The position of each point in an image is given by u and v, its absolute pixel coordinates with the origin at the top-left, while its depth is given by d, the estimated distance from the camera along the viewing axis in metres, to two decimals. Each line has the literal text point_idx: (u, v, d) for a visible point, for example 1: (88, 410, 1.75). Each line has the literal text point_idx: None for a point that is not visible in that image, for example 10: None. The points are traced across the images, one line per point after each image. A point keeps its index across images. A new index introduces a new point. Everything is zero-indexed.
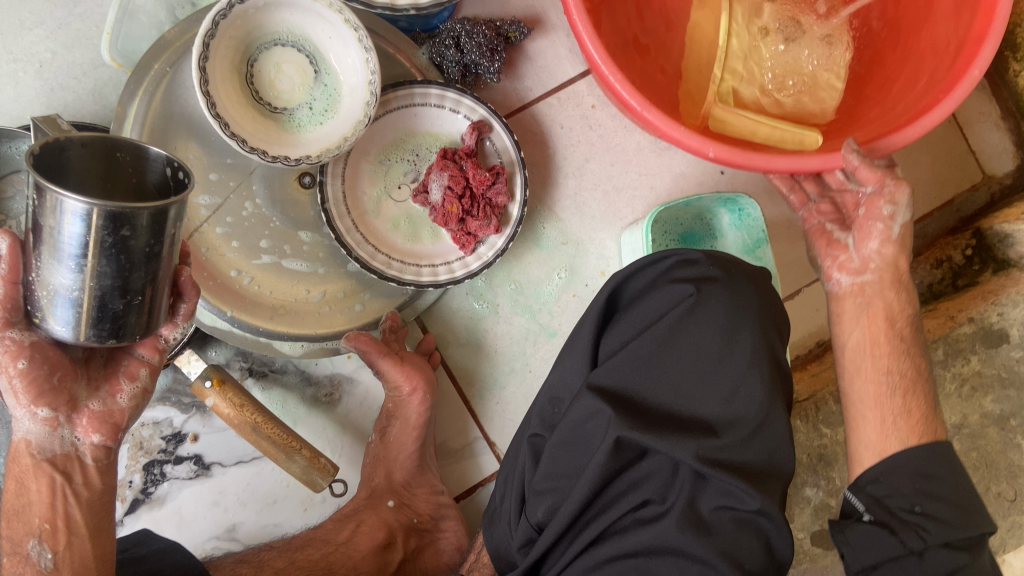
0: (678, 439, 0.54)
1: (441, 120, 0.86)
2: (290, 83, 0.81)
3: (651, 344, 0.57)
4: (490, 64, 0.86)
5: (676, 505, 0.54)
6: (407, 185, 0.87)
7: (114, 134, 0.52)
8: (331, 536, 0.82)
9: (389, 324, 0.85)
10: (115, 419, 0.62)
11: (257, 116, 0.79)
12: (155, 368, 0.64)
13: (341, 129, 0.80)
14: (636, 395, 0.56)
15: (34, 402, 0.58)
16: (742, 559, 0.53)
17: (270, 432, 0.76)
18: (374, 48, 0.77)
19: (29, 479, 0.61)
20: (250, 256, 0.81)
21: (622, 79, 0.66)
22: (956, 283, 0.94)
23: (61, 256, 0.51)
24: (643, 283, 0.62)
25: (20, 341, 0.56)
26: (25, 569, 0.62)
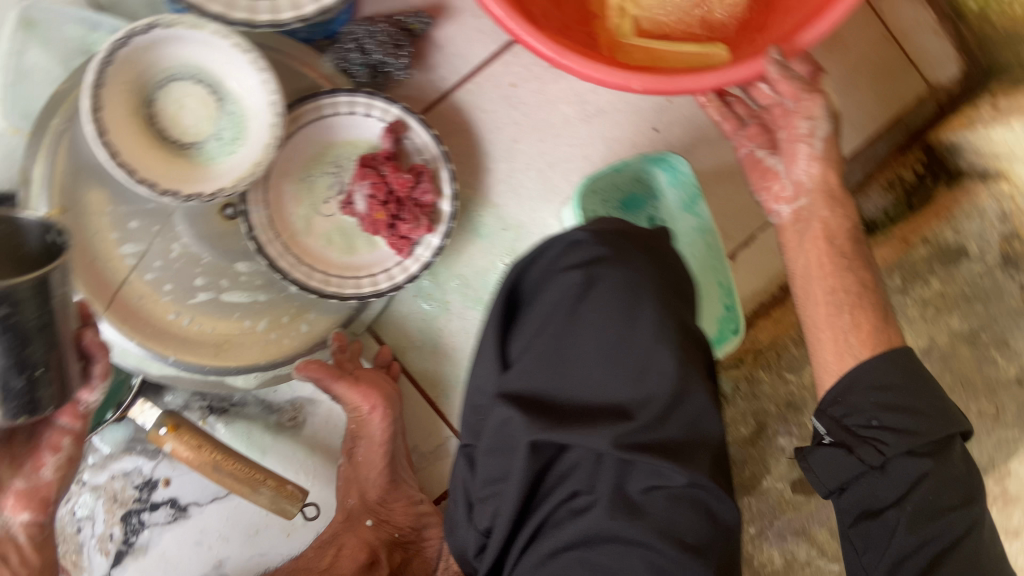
0: (594, 431, 0.54)
1: (357, 126, 0.84)
2: (194, 116, 0.79)
3: (553, 338, 0.57)
4: (397, 62, 0.85)
5: (604, 495, 0.54)
6: (333, 198, 0.85)
7: None
8: (312, 565, 0.83)
9: (337, 345, 0.85)
10: (41, 493, 0.64)
11: (167, 155, 0.78)
12: (80, 435, 0.63)
13: (252, 155, 0.79)
14: (548, 392, 0.56)
15: None
16: (682, 534, 0.54)
17: (231, 468, 0.77)
18: (270, 68, 0.76)
19: None
20: (185, 297, 0.81)
21: (532, 32, 0.63)
22: (911, 204, 0.90)
23: None
24: (539, 273, 0.61)
25: None
26: None
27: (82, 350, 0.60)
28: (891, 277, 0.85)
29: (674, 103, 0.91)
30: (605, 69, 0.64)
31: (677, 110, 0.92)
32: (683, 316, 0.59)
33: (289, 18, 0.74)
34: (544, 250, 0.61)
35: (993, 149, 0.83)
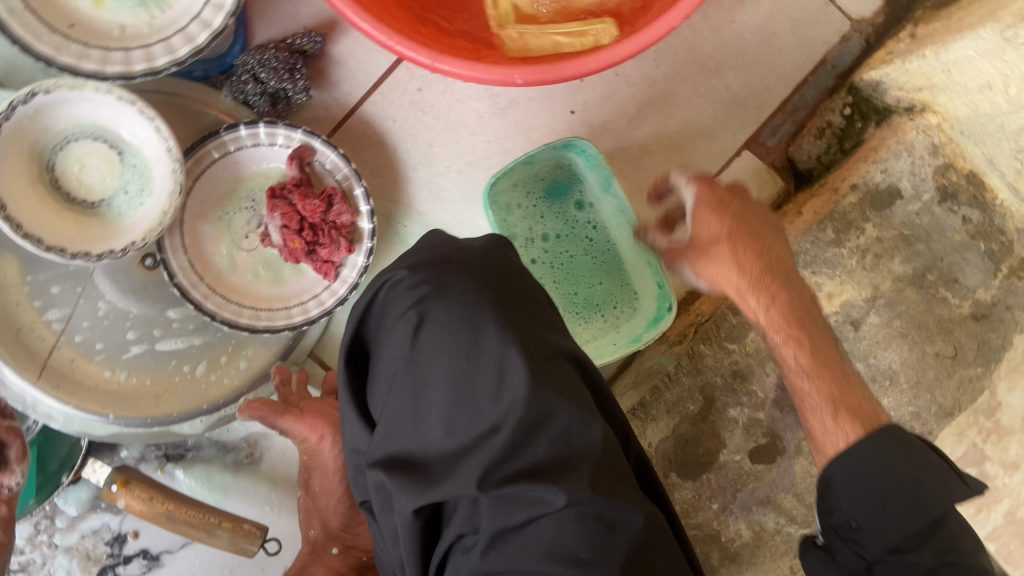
0: (460, 477, 0.56)
1: (266, 157, 0.84)
2: (98, 172, 0.79)
3: (401, 388, 0.60)
4: (295, 86, 0.83)
5: (485, 533, 0.55)
6: (253, 232, 0.85)
7: None
8: None
9: (280, 379, 0.83)
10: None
11: (77, 218, 0.78)
12: (6, 518, 0.72)
13: (159, 204, 0.78)
14: (410, 441, 0.58)
15: None
16: (574, 552, 0.54)
17: (186, 515, 0.77)
18: (158, 116, 0.75)
19: None
20: (119, 352, 0.81)
21: (402, 40, 0.60)
22: (845, 148, 0.89)
23: None
24: (378, 324, 0.64)
25: None
26: None
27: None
28: (822, 231, 0.83)
29: (586, 82, 0.89)
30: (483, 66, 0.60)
31: (591, 88, 0.89)
32: (523, 323, 0.61)
33: (164, 66, 0.73)
34: (377, 303, 0.65)
35: (914, 83, 0.78)
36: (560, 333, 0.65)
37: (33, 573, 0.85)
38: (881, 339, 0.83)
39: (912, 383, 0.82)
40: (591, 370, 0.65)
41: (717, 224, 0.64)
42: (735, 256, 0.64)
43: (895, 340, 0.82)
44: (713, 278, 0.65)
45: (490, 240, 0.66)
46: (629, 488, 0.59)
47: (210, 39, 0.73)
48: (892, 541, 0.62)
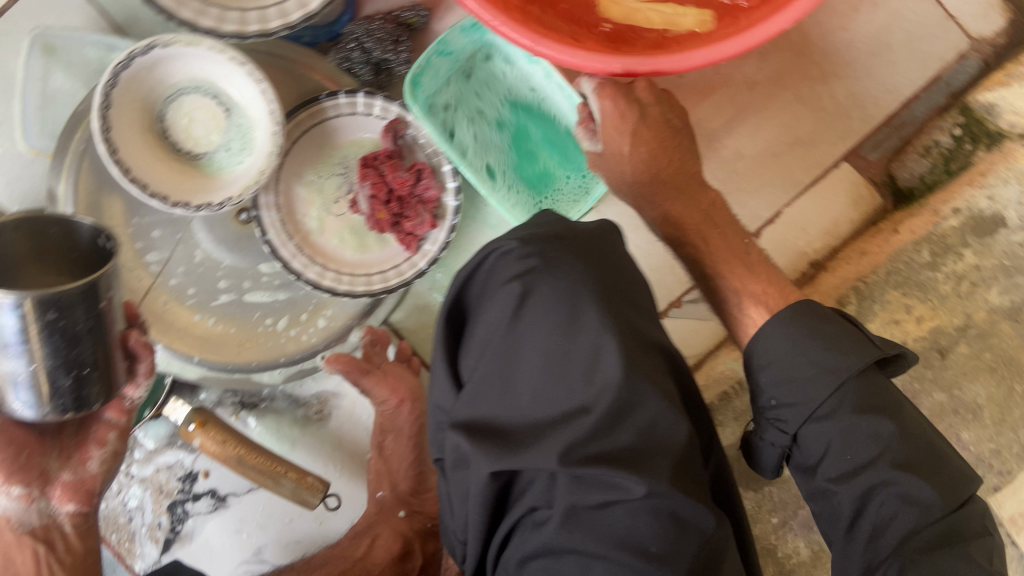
0: (543, 451, 0.54)
1: (363, 126, 0.87)
2: (205, 127, 0.83)
3: (495, 356, 0.58)
4: (398, 57, 0.86)
5: (559, 510, 0.55)
6: (343, 198, 0.88)
7: (37, 213, 0.62)
8: (348, 553, 0.85)
9: (370, 338, 0.88)
10: (87, 486, 0.69)
11: (181, 168, 0.82)
12: (124, 430, 0.69)
13: (256, 164, 0.81)
14: (498, 411, 0.57)
15: (8, 482, 0.64)
16: (646, 544, 0.53)
17: (254, 461, 0.80)
18: (266, 79, 0.78)
19: (14, 552, 0.68)
20: (209, 298, 0.85)
21: (507, 22, 0.56)
22: (949, 170, 0.86)
23: (5, 348, 0.57)
24: (478, 286, 0.62)
25: None
26: None
27: (130, 351, 0.67)
28: (918, 252, 0.84)
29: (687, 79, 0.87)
30: (585, 53, 0.57)
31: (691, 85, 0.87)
32: (622, 311, 0.59)
33: (277, 29, 0.76)
34: (480, 263, 0.62)
35: None
36: (654, 324, 0.63)
37: (109, 499, 0.89)
38: (969, 370, 0.84)
39: (997, 420, 0.83)
40: (679, 365, 0.64)
41: (633, 138, 0.69)
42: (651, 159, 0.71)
43: (982, 372, 0.83)
44: (648, 189, 0.73)
45: (601, 224, 0.65)
46: (702, 489, 0.57)
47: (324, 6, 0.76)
48: (811, 407, 0.62)
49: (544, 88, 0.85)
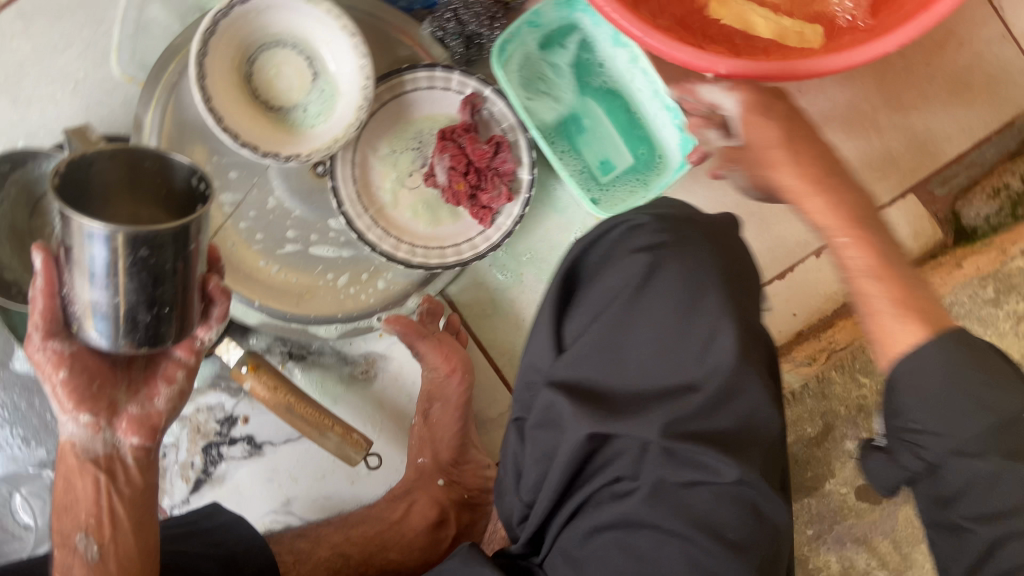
0: (645, 421, 0.56)
1: (441, 101, 0.88)
2: (289, 83, 0.83)
3: (609, 322, 0.59)
4: (491, 33, 0.86)
5: (645, 483, 0.56)
6: (417, 171, 0.88)
7: (134, 148, 0.62)
8: (385, 514, 0.85)
9: (426, 307, 0.88)
10: (152, 422, 0.68)
11: (261, 115, 0.82)
12: (191, 369, 0.69)
13: (332, 132, 0.82)
14: (603, 377, 0.59)
15: (77, 408, 0.65)
16: (723, 529, 0.55)
17: (303, 411, 0.81)
18: (368, 54, 0.80)
19: (75, 478, 0.67)
20: (275, 246, 0.85)
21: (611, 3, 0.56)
22: (1015, 213, 0.89)
23: (92, 277, 0.57)
24: (600, 255, 0.64)
25: (60, 351, 0.63)
26: (73, 560, 0.67)
27: (206, 294, 0.66)
28: (984, 288, 0.89)
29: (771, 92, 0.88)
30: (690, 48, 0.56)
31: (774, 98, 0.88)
32: (742, 306, 0.61)
33: None
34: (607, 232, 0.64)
35: None
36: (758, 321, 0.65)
37: None
38: None
39: None
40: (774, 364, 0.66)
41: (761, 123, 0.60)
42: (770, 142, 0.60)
43: None
44: (778, 182, 0.61)
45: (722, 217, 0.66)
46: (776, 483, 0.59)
47: None
48: (958, 439, 0.54)
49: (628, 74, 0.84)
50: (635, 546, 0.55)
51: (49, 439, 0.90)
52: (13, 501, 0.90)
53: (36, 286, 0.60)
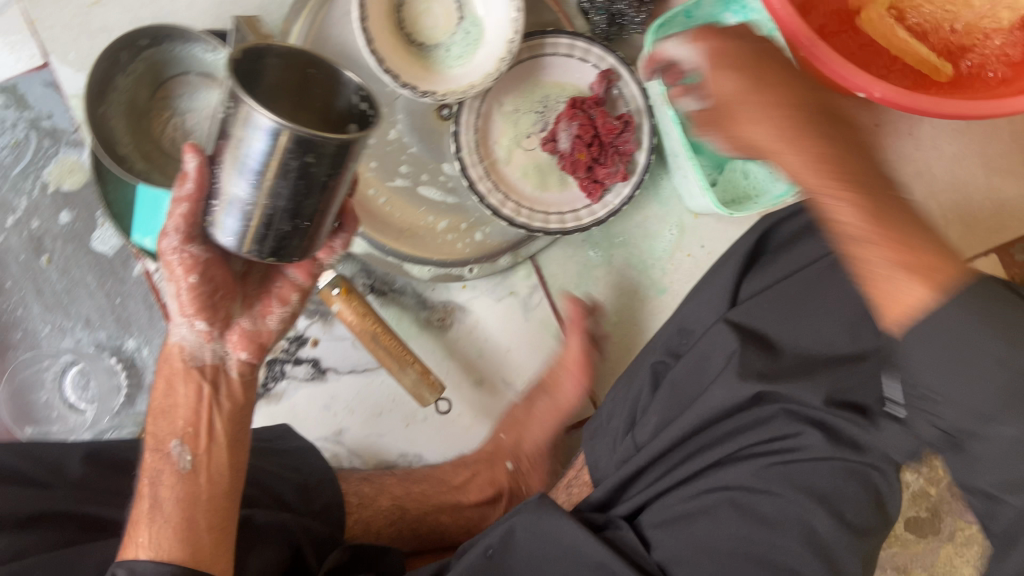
0: (812, 384, 0.62)
1: (572, 71, 0.89)
2: (435, 22, 0.84)
3: (796, 287, 0.66)
4: (637, 16, 0.86)
5: (783, 448, 0.61)
6: (535, 135, 0.90)
7: (309, 52, 0.54)
8: (447, 477, 0.89)
9: (570, 312, 0.88)
10: (261, 340, 0.67)
11: (404, 45, 0.82)
12: (305, 292, 0.68)
13: (471, 77, 0.83)
14: (768, 334, 0.66)
15: (196, 314, 0.62)
16: (842, 506, 0.59)
17: (388, 343, 0.81)
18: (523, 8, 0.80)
19: (177, 381, 0.63)
20: (386, 178, 0.86)
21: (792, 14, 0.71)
22: None
23: (242, 170, 0.50)
24: (793, 227, 0.71)
25: (195, 256, 0.58)
26: (161, 469, 0.61)
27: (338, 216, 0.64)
28: None
29: (882, 129, 0.94)
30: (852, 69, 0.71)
31: (883, 136, 0.94)
32: None
33: None
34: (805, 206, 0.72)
35: None
36: None
37: None
38: None
39: None
40: None
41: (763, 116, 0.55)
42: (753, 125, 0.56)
43: None
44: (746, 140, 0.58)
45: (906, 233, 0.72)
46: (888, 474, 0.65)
47: None
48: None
49: None
50: (749, 504, 0.61)
51: (110, 323, 0.88)
52: (63, 377, 0.88)
53: (183, 188, 0.54)
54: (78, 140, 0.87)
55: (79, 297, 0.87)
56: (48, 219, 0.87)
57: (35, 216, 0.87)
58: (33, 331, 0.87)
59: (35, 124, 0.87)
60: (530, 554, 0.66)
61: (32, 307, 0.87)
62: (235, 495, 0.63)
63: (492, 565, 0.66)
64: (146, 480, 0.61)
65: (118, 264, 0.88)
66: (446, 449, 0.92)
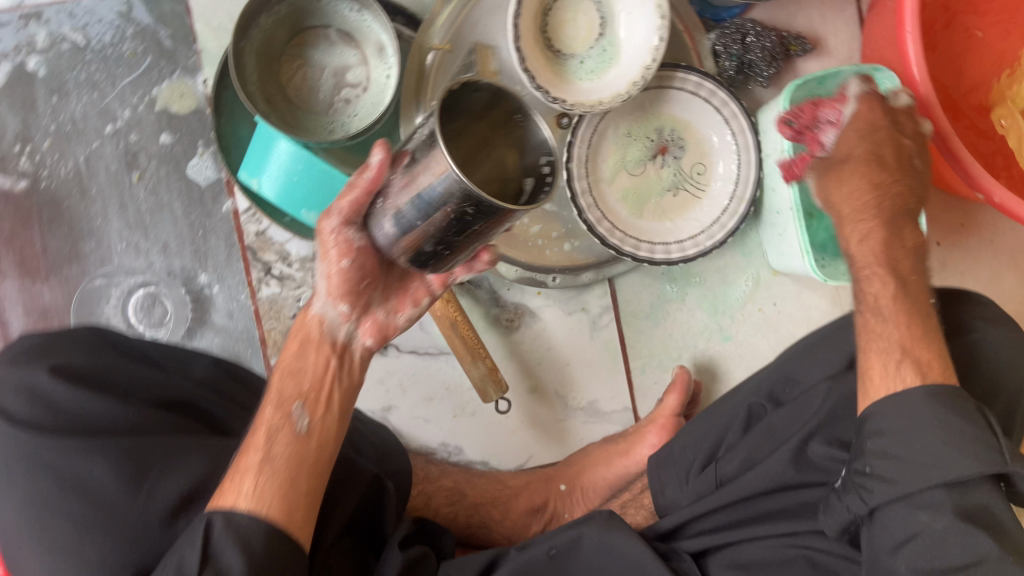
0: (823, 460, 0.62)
1: (693, 109, 0.89)
2: (576, 33, 0.85)
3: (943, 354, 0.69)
4: (766, 69, 0.89)
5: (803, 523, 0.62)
6: (643, 163, 0.90)
7: (517, 98, 0.52)
8: (506, 480, 0.87)
9: (677, 379, 0.89)
10: (388, 333, 0.64)
11: (543, 50, 0.83)
12: (436, 298, 0.65)
13: (598, 94, 0.83)
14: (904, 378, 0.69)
15: (338, 297, 0.60)
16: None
17: (466, 333, 0.81)
18: (666, 37, 0.79)
19: (308, 349, 0.60)
20: None
21: (936, 105, 0.76)
22: None
23: (415, 194, 0.50)
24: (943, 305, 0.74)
25: (351, 242, 0.57)
26: (278, 431, 0.57)
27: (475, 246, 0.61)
28: None
29: (966, 231, 0.96)
30: (981, 168, 0.75)
31: (965, 237, 0.96)
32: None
33: None
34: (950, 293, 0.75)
35: None
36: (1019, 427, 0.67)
37: (284, 288, 0.87)
38: None
39: None
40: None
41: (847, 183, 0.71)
42: (862, 220, 0.70)
43: None
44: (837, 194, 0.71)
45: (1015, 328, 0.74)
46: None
47: None
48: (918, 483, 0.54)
49: None
50: (826, 567, 0.59)
51: (187, 254, 0.87)
52: (128, 298, 0.87)
53: (363, 177, 0.54)
54: (195, 65, 0.86)
55: (162, 221, 0.87)
56: (147, 136, 0.86)
57: (134, 130, 0.86)
58: (107, 245, 0.87)
59: (156, 39, 0.86)
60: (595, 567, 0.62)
61: (112, 221, 0.87)
62: (329, 455, 0.58)
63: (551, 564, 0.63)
64: (259, 438, 0.56)
65: (209, 196, 0.87)
66: (486, 447, 0.92)
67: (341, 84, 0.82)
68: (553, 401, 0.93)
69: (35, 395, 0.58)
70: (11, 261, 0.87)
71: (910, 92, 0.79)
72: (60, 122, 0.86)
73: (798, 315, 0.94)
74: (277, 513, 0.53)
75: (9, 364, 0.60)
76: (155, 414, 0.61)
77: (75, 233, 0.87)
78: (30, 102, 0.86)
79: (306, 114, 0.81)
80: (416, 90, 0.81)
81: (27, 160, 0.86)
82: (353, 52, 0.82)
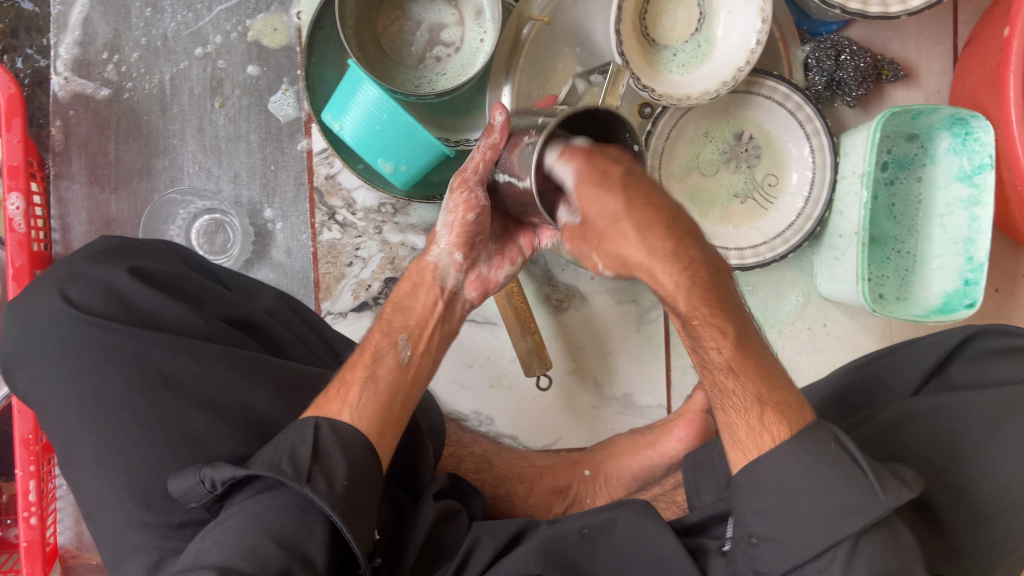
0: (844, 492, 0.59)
1: (777, 120, 0.88)
2: (673, 24, 0.85)
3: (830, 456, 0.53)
4: (855, 89, 0.88)
5: None
6: (716, 164, 0.91)
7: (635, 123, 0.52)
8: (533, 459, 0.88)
9: None
10: (486, 287, 0.70)
11: (638, 37, 0.83)
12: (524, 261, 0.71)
13: (687, 88, 0.83)
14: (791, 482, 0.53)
15: (456, 245, 0.66)
16: None
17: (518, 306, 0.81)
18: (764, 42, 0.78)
19: (419, 288, 0.68)
20: None
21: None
22: None
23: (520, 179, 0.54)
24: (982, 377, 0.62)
25: (478, 200, 0.63)
26: (385, 354, 0.64)
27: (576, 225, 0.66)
28: None
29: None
30: None
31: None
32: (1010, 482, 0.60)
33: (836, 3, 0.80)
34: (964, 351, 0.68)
35: None
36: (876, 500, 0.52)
37: (344, 235, 0.88)
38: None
39: None
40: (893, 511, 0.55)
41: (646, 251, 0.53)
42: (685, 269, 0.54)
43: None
44: (630, 259, 0.52)
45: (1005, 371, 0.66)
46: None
47: (880, 17, 0.81)
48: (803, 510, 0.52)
49: (947, 216, 0.85)
50: None
51: (256, 186, 0.88)
52: (193, 222, 0.88)
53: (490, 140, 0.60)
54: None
55: (236, 150, 0.87)
56: (234, 65, 0.87)
57: (223, 57, 0.87)
58: (179, 165, 0.88)
59: None
60: (621, 552, 0.65)
61: (188, 143, 0.87)
62: (417, 395, 0.64)
63: (580, 543, 0.65)
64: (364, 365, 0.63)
65: (286, 132, 0.88)
66: (518, 423, 0.93)
67: (434, 42, 0.83)
68: (589, 386, 0.94)
69: (114, 290, 0.63)
70: (82, 166, 0.87)
71: (1001, 131, 0.80)
72: (152, 37, 0.87)
73: (845, 340, 0.94)
74: (372, 430, 0.59)
75: (91, 260, 0.65)
76: (223, 329, 0.65)
77: (150, 149, 0.88)
78: (124, 13, 0.87)
79: (394, 66, 0.82)
80: (508, 57, 0.81)
81: (113, 70, 0.87)
82: (451, 11, 0.82)
